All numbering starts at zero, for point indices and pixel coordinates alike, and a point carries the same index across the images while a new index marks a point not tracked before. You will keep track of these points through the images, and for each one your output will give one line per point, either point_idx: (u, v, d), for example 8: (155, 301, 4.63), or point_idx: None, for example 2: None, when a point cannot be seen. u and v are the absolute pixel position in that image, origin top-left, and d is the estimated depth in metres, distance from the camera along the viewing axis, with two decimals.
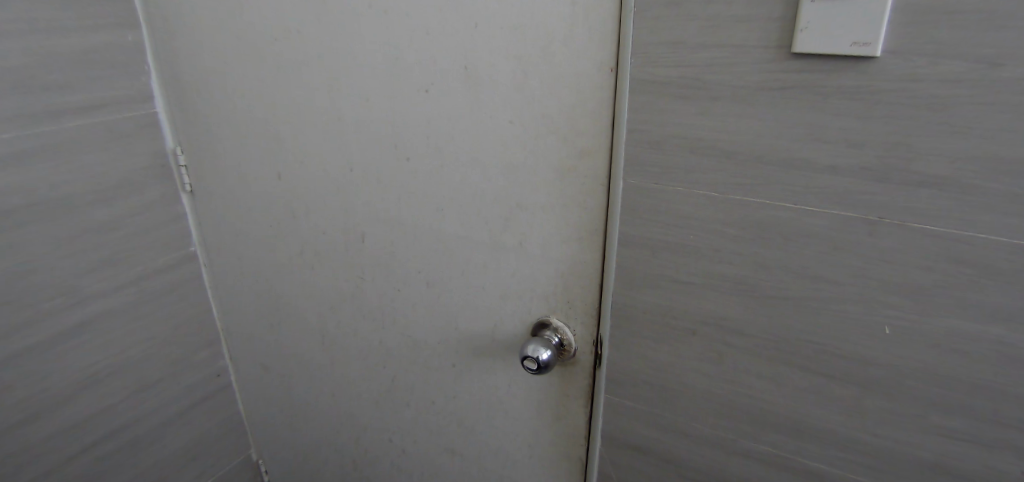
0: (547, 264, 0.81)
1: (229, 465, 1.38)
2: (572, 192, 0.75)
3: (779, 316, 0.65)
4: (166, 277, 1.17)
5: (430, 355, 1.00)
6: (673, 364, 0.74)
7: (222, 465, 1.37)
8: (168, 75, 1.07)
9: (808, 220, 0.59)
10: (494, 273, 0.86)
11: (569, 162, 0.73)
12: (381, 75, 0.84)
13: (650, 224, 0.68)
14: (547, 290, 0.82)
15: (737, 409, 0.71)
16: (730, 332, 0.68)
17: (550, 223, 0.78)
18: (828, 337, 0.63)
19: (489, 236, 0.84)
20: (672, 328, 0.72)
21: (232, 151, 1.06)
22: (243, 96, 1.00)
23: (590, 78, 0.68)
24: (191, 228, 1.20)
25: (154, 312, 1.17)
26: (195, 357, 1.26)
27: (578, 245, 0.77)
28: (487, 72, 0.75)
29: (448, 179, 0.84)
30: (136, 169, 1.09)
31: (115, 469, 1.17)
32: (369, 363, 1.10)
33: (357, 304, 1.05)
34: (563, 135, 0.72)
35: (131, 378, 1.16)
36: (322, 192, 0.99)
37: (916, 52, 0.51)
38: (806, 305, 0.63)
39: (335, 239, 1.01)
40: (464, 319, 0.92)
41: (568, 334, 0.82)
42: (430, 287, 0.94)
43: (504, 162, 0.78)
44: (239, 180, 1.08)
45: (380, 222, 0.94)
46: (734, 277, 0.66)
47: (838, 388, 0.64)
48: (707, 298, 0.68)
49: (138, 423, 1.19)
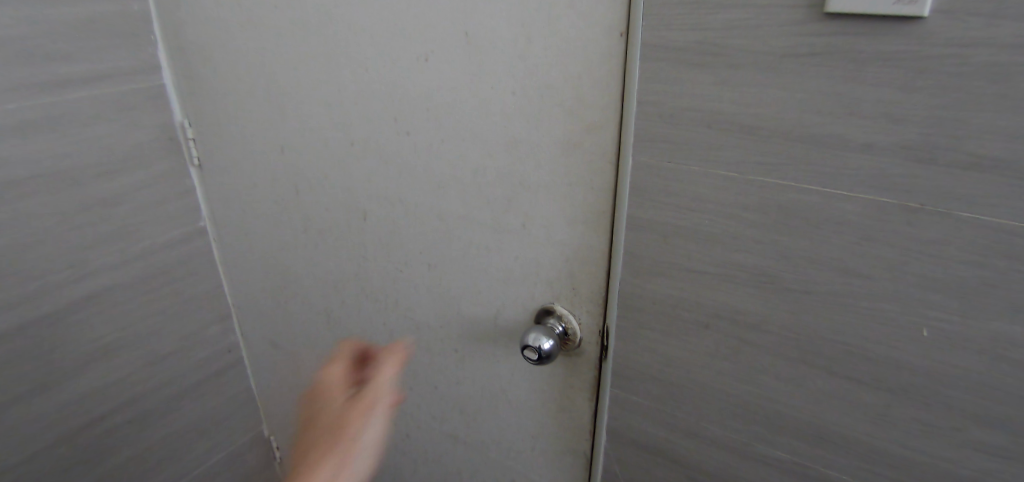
0: (552, 248, 0.75)
1: (240, 442, 1.38)
2: (577, 171, 0.69)
3: (802, 313, 0.58)
4: (172, 253, 1.16)
5: (433, 339, 0.96)
6: (683, 359, 0.68)
7: (233, 442, 1.37)
8: (174, 47, 1.04)
9: (838, 206, 0.53)
10: (496, 255, 0.81)
11: (576, 138, 0.67)
12: (380, 43, 0.79)
13: (659, 207, 0.62)
14: (551, 274, 0.77)
15: (751, 410, 0.66)
16: (746, 327, 0.62)
17: (554, 204, 0.73)
18: (856, 338, 0.57)
19: (491, 217, 0.79)
20: (682, 321, 0.66)
21: (234, 123, 1.03)
22: (245, 67, 0.96)
23: (599, 45, 0.62)
24: (201, 202, 1.18)
25: (161, 288, 1.15)
26: (204, 332, 1.25)
27: (584, 229, 0.71)
28: (488, 38, 0.69)
29: (448, 155, 0.79)
30: (142, 142, 1.07)
31: (126, 441, 1.18)
32: (372, 346, 1.07)
33: (359, 283, 1.02)
34: (567, 108, 0.67)
35: (139, 352, 1.15)
36: (323, 167, 0.95)
37: (974, 11, 0.43)
38: (833, 302, 0.56)
39: (337, 217, 0.98)
40: (466, 303, 0.88)
41: (572, 323, 0.77)
42: (431, 269, 0.90)
43: (505, 137, 0.73)
44: (245, 154, 1.05)
45: (380, 200, 0.90)
46: (752, 268, 0.59)
47: (862, 393, 0.58)
48: (721, 291, 0.62)
49: (147, 397, 1.19)
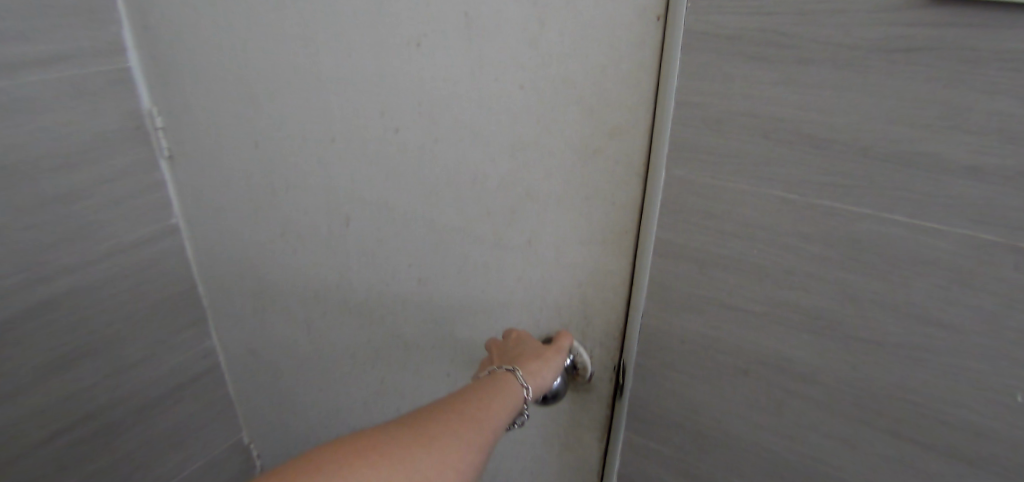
0: (562, 270, 0.65)
1: (219, 450, 1.28)
2: (597, 183, 0.58)
3: (866, 367, 0.48)
4: (140, 254, 1.04)
5: (422, 360, 0.86)
6: (714, 408, 0.58)
7: (212, 450, 1.26)
8: (140, 24, 0.93)
9: (925, 242, 0.42)
10: (496, 273, 0.71)
11: (596, 144, 0.57)
12: (366, 25, 0.67)
13: (696, 230, 0.51)
14: (561, 299, 0.67)
15: (794, 471, 0.56)
16: (794, 377, 0.52)
17: (567, 220, 0.62)
18: (932, 400, 0.46)
19: (491, 231, 0.68)
20: (717, 364, 0.56)
21: (205, 112, 0.92)
22: (216, 49, 0.85)
23: (630, 34, 0.51)
24: (172, 197, 1.07)
25: (128, 291, 1.04)
26: (178, 338, 1.14)
27: (602, 250, 0.61)
28: (493, 21, 0.58)
29: (443, 158, 0.68)
30: (103, 132, 0.95)
31: (92, 455, 1.08)
32: (356, 363, 0.97)
33: (342, 295, 0.91)
34: (586, 109, 0.56)
35: (104, 361, 1.04)
36: (302, 165, 0.84)
37: None
38: (908, 356, 0.46)
39: (318, 221, 0.87)
40: (460, 324, 0.78)
41: (583, 355, 0.67)
42: (421, 285, 0.79)
43: (510, 139, 0.62)
44: (218, 147, 0.94)
45: (365, 205, 0.80)
46: (808, 310, 0.48)
47: (934, 464, 0.48)
48: (765, 332, 0.51)
49: (114, 408, 1.08)
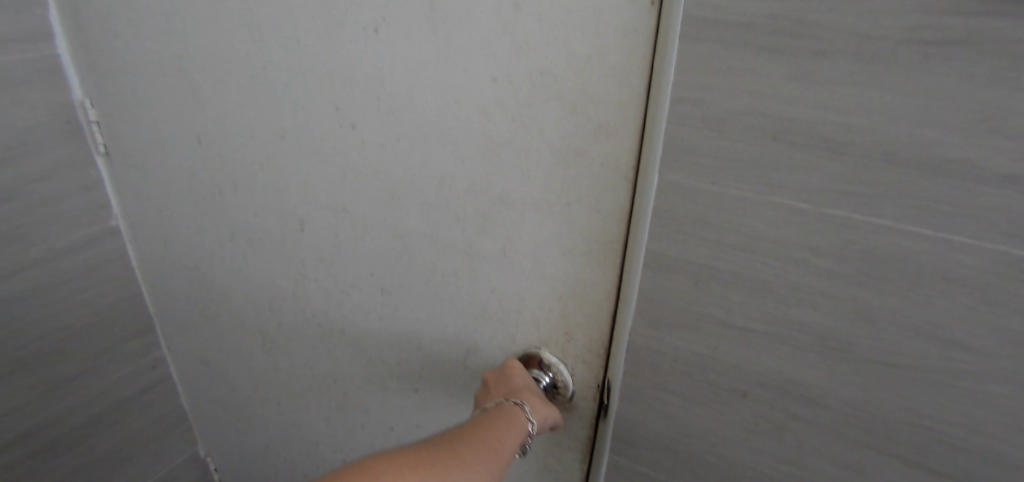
0: (540, 282, 0.59)
1: (174, 464, 1.17)
2: (580, 188, 0.53)
3: (879, 392, 0.43)
4: (77, 259, 0.94)
5: (387, 375, 0.80)
6: (708, 432, 0.53)
7: (165, 465, 1.15)
8: (66, 5, 0.82)
9: (953, 258, 0.37)
10: (466, 283, 0.64)
11: (578, 144, 0.51)
12: (317, 8, 0.60)
13: (692, 243, 0.46)
14: (539, 313, 0.61)
15: None
16: (798, 400, 0.47)
17: (545, 227, 0.56)
18: (951, 428, 0.42)
19: (461, 238, 0.62)
20: (712, 387, 0.51)
21: (143, 105, 0.83)
22: (152, 34, 0.76)
23: (620, 20, 0.46)
24: (110, 197, 0.96)
25: (64, 300, 0.93)
26: (122, 347, 1.03)
27: (585, 261, 0.56)
28: (461, 5, 0.51)
29: (406, 158, 0.62)
30: (31, 126, 0.84)
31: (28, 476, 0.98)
32: (316, 376, 0.90)
33: (298, 304, 0.84)
34: (568, 105, 0.50)
35: (39, 377, 0.94)
36: (250, 164, 0.76)
37: None
38: (926, 381, 0.41)
39: (269, 225, 0.79)
40: (428, 337, 0.72)
41: (562, 373, 0.62)
42: (384, 295, 0.73)
43: (481, 138, 0.56)
44: (158, 143, 0.85)
45: (320, 209, 0.72)
46: (817, 330, 0.44)
47: None
48: (768, 353, 0.47)
49: (51, 427, 0.98)
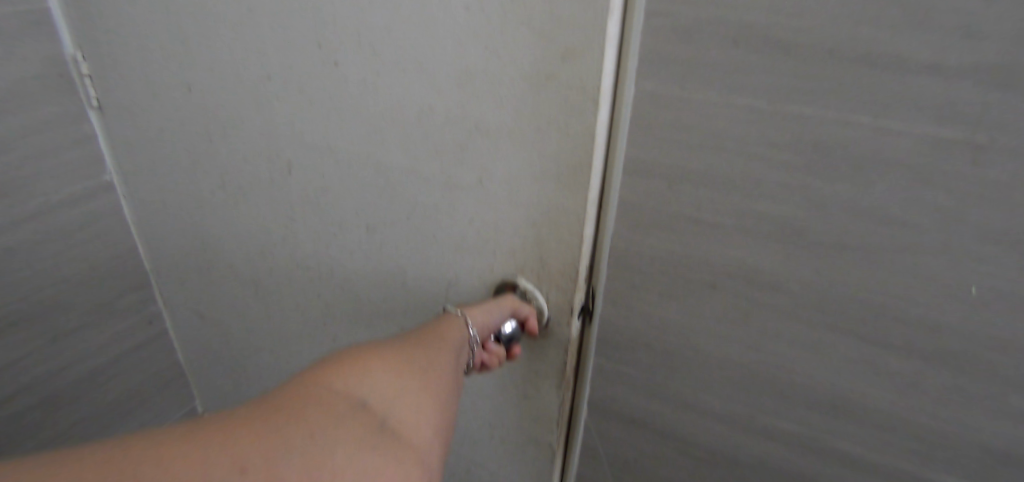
0: (515, 209, 0.63)
1: (178, 414, 1.23)
2: (552, 112, 0.55)
3: (830, 272, 0.50)
4: (72, 212, 0.96)
5: (374, 314, 0.84)
6: (684, 326, 0.59)
7: (170, 415, 1.21)
8: None
9: (889, 141, 0.44)
10: (444, 216, 0.69)
11: (551, 68, 0.53)
12: None
13: (668, 145, 0.51)
14: (515, 241, 0.65)
15: (758, 380, 0.58)
16: (761, 287, 0.53)
17: (517, 154, 0.59)
18: (891, 299, 0.49)
19: (440, 167, 0.66)
20: (687, 281, 0.57)
21: (132, 58, 0.85)
22: None
23: None
24: (104, 152, 0.98)
25: (64, 252, 0.96)
26: (122, 300, 1.06)
27: (556, 186, 0.59)
28: None
29: (386, 93, 0.65)
30: (26, 77, 0.86)
31: (35, 428, 1.01)
32: (308, 321, 0.94)
33: (290, 248, 0.88)
34: (536, 29, 0.53)
35: (44, 327, 0.97)
36: (240, 109, 0.79)
37: None
38: (871, 258, 0.48)
39: (259, 170, 0.83)
40: (410, 272, 0.76)
41: (539, 300, 0.66)
42: (369, 235, 0.77)
43: (456, 68, 0.59)
44: (149, 94, 0.88)
45: (308, 150, 0.76)
46: (777, 218, 0.50)
47: (891, 359, 0.51)
48: (735, 245, 0.53)
49: (56, 378, 1.01)
